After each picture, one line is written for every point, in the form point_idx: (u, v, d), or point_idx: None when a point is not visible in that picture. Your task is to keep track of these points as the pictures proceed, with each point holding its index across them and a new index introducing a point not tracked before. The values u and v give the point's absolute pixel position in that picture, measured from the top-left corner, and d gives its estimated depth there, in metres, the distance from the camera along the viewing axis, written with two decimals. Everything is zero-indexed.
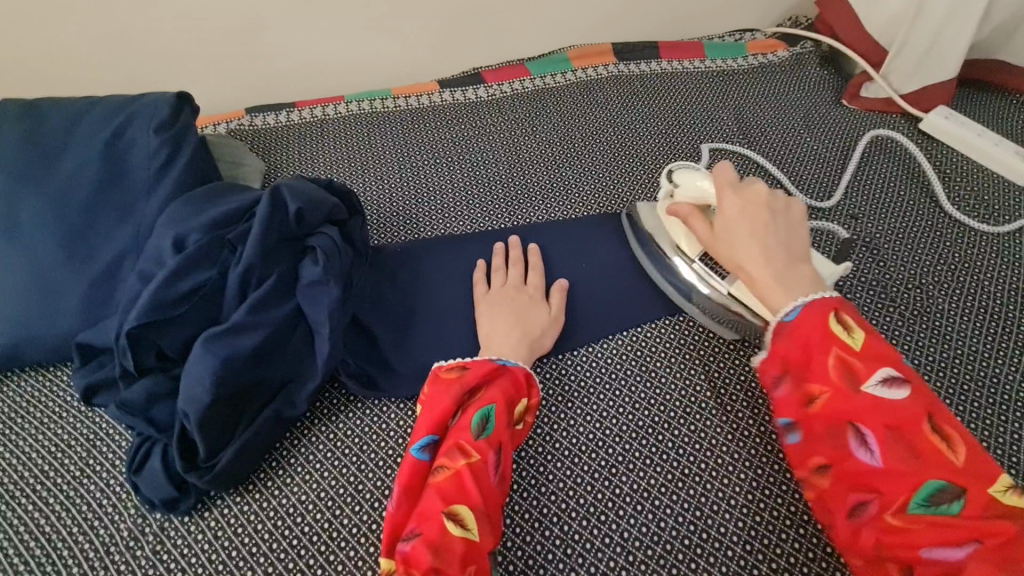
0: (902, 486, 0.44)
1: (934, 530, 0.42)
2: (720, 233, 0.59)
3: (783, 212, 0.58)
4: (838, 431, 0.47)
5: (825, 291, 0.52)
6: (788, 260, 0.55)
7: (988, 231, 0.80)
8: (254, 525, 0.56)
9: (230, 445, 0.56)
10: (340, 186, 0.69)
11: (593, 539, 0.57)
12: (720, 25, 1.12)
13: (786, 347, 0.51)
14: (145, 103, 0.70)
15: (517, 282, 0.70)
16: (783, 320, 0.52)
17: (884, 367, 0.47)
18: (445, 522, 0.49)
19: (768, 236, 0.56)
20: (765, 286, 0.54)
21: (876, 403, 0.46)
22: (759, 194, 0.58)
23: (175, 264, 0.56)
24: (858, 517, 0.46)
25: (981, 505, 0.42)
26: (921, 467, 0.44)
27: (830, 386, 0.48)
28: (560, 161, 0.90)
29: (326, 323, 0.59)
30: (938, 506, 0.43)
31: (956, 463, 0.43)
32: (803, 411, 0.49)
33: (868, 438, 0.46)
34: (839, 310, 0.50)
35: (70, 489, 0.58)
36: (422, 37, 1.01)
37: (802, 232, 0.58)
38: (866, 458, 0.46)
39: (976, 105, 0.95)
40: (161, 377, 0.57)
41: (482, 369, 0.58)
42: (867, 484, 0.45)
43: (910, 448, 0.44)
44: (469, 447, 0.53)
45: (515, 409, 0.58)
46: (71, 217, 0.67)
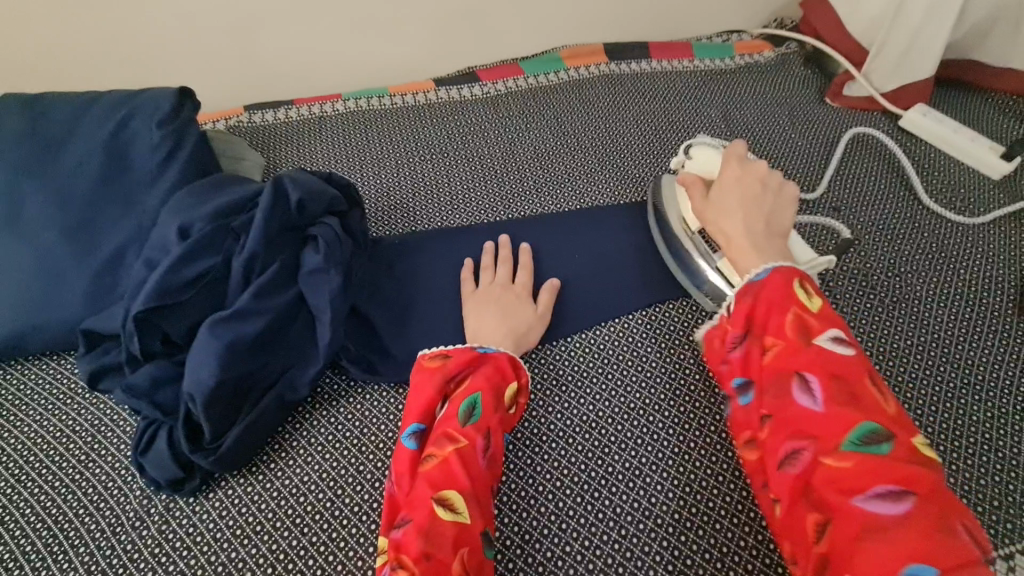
0: (837, 429, 0.45)
1: (864, 469, 0.43)
2: (712, 202, 0.64)
3: (775, 191, 0.63)
4: (784, 381, 0.49)
5: (789, 262, 0.56)
6: (767, 234, 0.60)
7: (963, 222, 0.83)
8: (257, 505, 0.58)
9: (235, 427, 0.57)
10: (339, 178, 0.71)
11: (588, 514, 0.59)
12: (707, 26, 1.16)
13: (750, 303, 0.54)
14: (148, 97, 0.72)
15: (505, 280, 0.71)
16: (750, 280, 0.55)
17: (833, 327, 0.50)
18: (436, 507, 0.50)
19: (756, 209, 0.61)
20: (739, 250, 0.59)
21: (821, 355, 0.48)
22: (756, 172, 0.64)
23: (180, 251, 0.58)
24: (793, 466, 0.46)
25: (905, 450, 0.43)
26: (858, 412, 0.45)
27: (783, 338, 0.50)
28: (553, 157, 0.92)
29: (328, 309, 0.61)
30: (866, 447, 0.44)
31: (887, 411, 0.45)
32: (756, 364, 0.52)
33: (812, 386, 0.47)
34: (803, 278, 0.53)
35: (75, 473, 0.60)
36: (417, 36, 1.03)
37: (790, 213, 0.63)
38: (807, 404, 0.47)
39: (953, 103, 0.99)
40: (166, 361, 0.58)
41: (463, 357, 0.60)
42: (803, 431, 0.46)
43: (851, 395, 0.46)
44: (457, 434, 0.55)
45: (503, 395, 0.60)
46: (75, 208, 0.68)
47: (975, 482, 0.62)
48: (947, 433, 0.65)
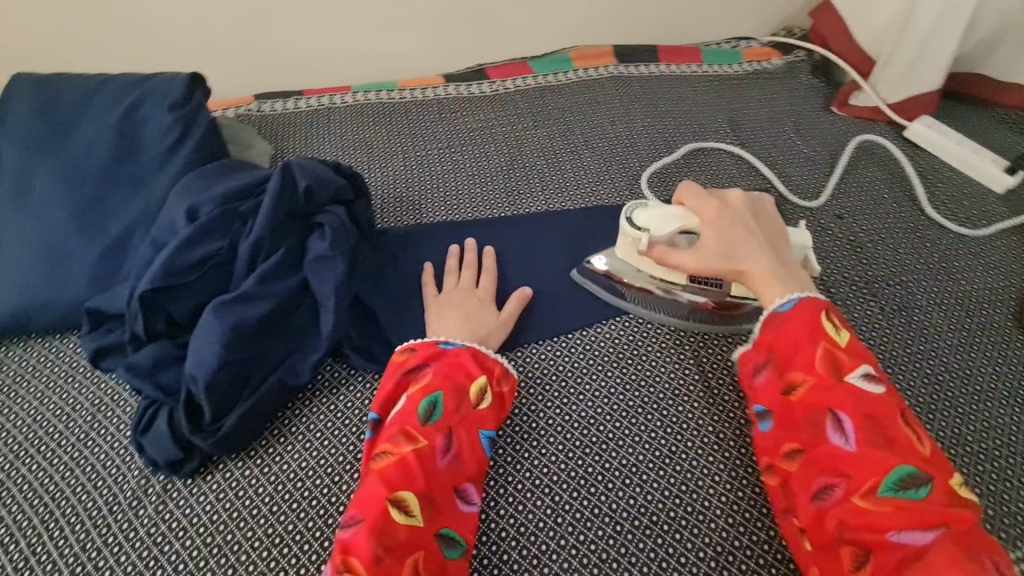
0: (873, 470, 0.47)
1: (901, 512, 0.45)
2: (711, 247, 0.60)
3: (761, 211, 0.64)
4: (817, 417, 0.51)
5: (811, 292, 0.58)
6: (783, 261, 0.60)
7: (966, 234, 0.84)
8: (255, 489, 0.58)
9: (235, 410, 0.58)
10: (346, 168, 0.71)
11: (584, 509, 0.59)
12: (716, 32, 1.16)
13: (775, 338, 0.56)
14: (160, 81, 0.72)
15: (469, 284, 0.71)
16: (775, 311, 0.57)
17: (864, 362, 0.52)
18: (386, 507, 0.50)
19: (760, 236, 0.61)
20: (766, 284, 0.59)
21: (854, 393, 0.50)
22: (737, 202, 0.63)
23: (188, 233, 0.58)
24: (824, 500, 0.49)
25: (941, 494, 0.45)
26: (893, 455, 0.47)
27: (812, 374, 0.52)
28: (559, 156, 0.93)
29: (332, 296, 0.61)
30: (903, 490, 0.46)
31: (922, 453, 0.48)
32: (784, 397, 0.54)
33: (844, 424, 0.50)
34: (828, 310, 0.56)
35: (75, 451, 0.60)
36: (427, 32, 1.03)
37: (779, 221, 0.65)
38: (840, 442, 0.49)
39: (959, 116, 1.00)
40: (169, 342, 0.59)
41: (427, 352, 0.61)
42: (839, 468, 0.48)
43: (882, 434, 0.48)
44: (415, 432, 0.54)
45: (469, 391, 0.59)
46: (84, 189, 0.68)
47: (971, 490, 0.62)
48: (944, 441, 0.65)
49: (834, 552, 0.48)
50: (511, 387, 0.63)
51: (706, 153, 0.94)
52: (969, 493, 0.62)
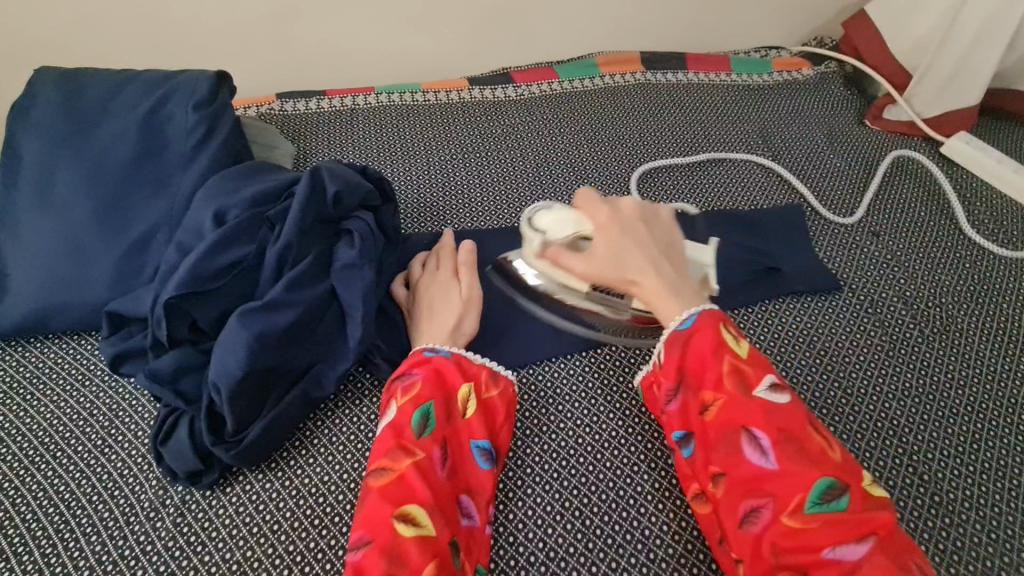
0: (797, 487, 0.47)
1: (828, 528, 0.45)
2: (601, 255, 0.60)
3: (656, 221, 0.64)
4: (735, 438, 0.50)
5: (706, 305, 0.58)
6: (675, 273, 0.61)
7: (1006, 254, 0.81)
8: (275, 504, 0.56)
9: (259, 421, 0.56)
10: (375, 172, 0.69)
11: (616, 536, 0.56)
12: (745, 40, 1.14)
13: (684, 358, 0.55)
14: (187, 79, 0.71)
15: (433, 270, 0.68)
16: (678, 329, 0.56)
17: (767, 374, 0.52)
18: (394, 525, 0.48)
19: (651, 248, 0.61)
20: (659, 298, 0.59)
21: (766, 407, 0.50)
22: (629, 211, 0.63)
23: (215, 238, 0.56)
24: (753, 524, 0.47)
25: (858, 499, 0.46)
26: (812, 468, 0.47)
27: (723, 393, 0.52)
28: (586, 163, 0.91)
29: (360, 306, 0.59)
30: (828, 502, 0.46)
31: (834, 459, 0.48)
32: (700, 420, 0.53)
33: (761, 442, 0.49)
34: (723, 321, 0.56)
35: (90, 458, 0.58)
36: (453, 34, 1.02)
37: (676, 234, 0.65)
38: (759, 461, 0.49)
39: (996, 132, 0.97)
40: (193, 349, 0.57)
41: (412, 360, 0.59)
42: (764, 488, 0.48)
43: (798, 447, 0.48)
44: (412, 446, 0.53)
45: (454, 400, 0.57)
46: (107, 187, 0.67)
47: (1018, 526, 0.59)
48: (989, 473, 0.63)
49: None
50: (500, 391, 0.60)
51: (737, 163, 0.91)
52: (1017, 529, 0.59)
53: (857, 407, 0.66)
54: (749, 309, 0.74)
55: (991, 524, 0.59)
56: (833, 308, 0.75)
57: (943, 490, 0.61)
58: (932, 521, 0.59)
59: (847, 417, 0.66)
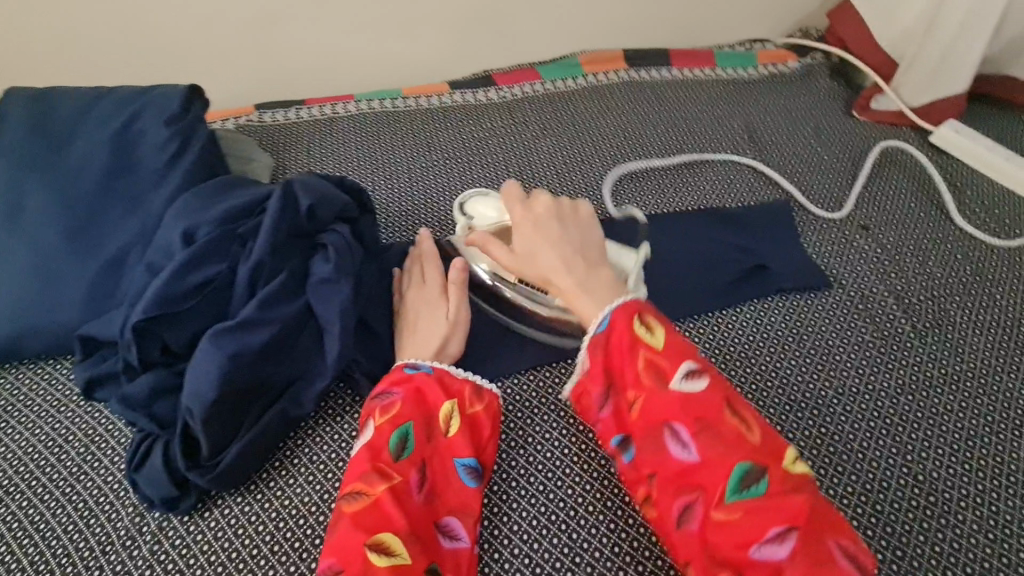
0: (717, 477, 0.46)
1: (748, 517, 0.44)
2: (519, 254, 0.59)
3: (572, 218, 0.60)
4: (658, 435, 0.49)
5: (625, 295, 0.55)
6: (588, 267, 0.57)
7: (998, 244, 0.80)
8: (255, 527, 0.55)
9: (235, 444, 0.55)
10: (351, 183, 0.68)
11: (604, 548, 0.55)
12: (729, 34, 1.13)
13: (605, 356, 0.53)
14: (157, 94, 0.70)
15: (418, 284, 0.67)
16: (596, 331, 0.53)
17: (683, 361, 0.50)
18: (368, 554, 0.46)
19: (563, 245, 0.58)
20: (572, 297, 0.56)
21: (682, 399, 0.48)
22: (543, 207, 0.60)
23: (184, 257, 0.55)
24: (688, 521, 0.47)
25: (778, 480, 0.45)
26: (729, 456, 0.46)
27: (642, 389, 0.50)
28: (570, 165, 0.89)
29: (337, 321, 0.58)
30: (748, 489, 0.45)
31: (752, 442, 0.47)
32: (628, 419, 0.51)
33: (681, 435, 0.48)
34: (642, 311, 0.53)
35: (66, 486, 0.57)
36: (432, 38, 1.01)
37: (597, 231, 0.61)
38: (681, 456, 0.47)
39: (986, 119, 0.96)
40: (166, 371, 0.56)
41: (389, 379, 0.57)
42: (690, 483, 0.47)
43: (716, 436, 0.47)
44: (389, 470, 0.51)
45: (436, 419, 0.56)
46: (77, 208, 0.66)
47: (1017, 524, 0.58)
48: (986, 470, 0.61)
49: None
50: (485, 406, 0.58)
51: (724, 160, 0.90)
52: (1016, 528, 0.58)
53: (849, 406, 0.65)
54: (737, 309, 0.72)
55: (988, 523, 0.58)
56: (822, 305, 0.73)
57: (939, 490, 0.60)
58: (928, 522, 0.58)
59: (838, 417, 0.64)
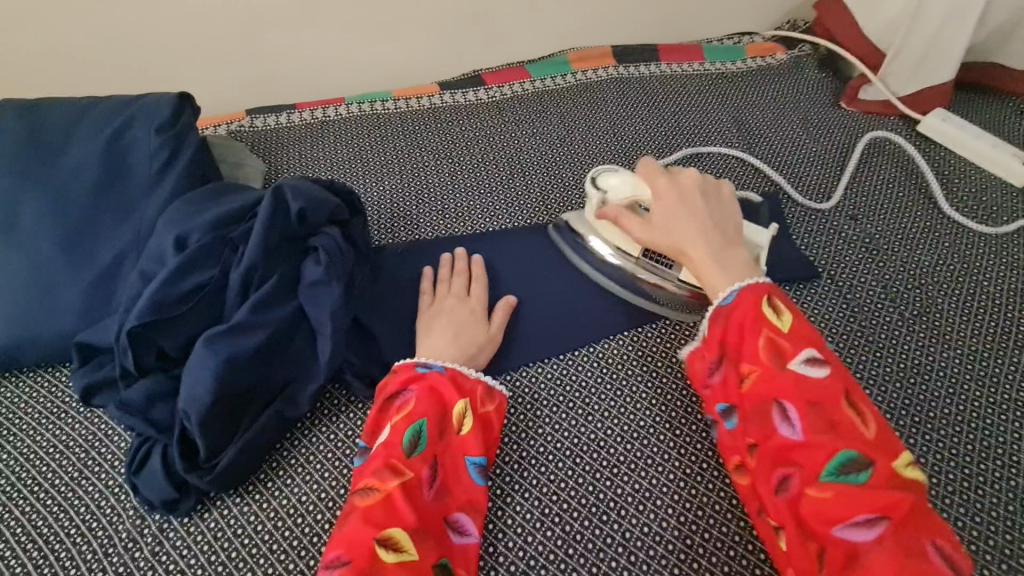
0: (819, 458, 0.46)
1: (842, 498, 0.44)
2: (656, 223, 0.63)
3: (716, 194, 0.64)
4: (765, 409, 0.49)
5: (760, 277, 0.57)
6: (724, 242, 0.60)
7: (986, 231, 0.80)
8: (253, 527, 0.56)
9: (231, 445, 0.55)
10: (341, 186, 0.69)
11: (596, 539, 0.56)
12: (718, 28, 1.13)
13: (722, 330, 0.55)
14: (148, 103, 0.70)
15: (460, 293, 0.69)
16: (722, 304, 0.56)
17: (808, 347, 0.50)
18: (376, 549, 0.47)
19: (704, 218, 0.61)
20: (704, 267, 0.59)
21: (798, 379, 0.49)
22: (687, 182, 0.64)
23: (176, 263, 0.56)
24: (782, 492, 0.47)
25: (884, 475, 0.44)
26: (838, 442, 0.46)
27: (758, 365, 0.51)
28: (560, 162, 0.90)
29: (329, 323, 0.59)
30: (847, 475, 0.45)
31: (867, 436, 0.46)
32: (736, 391, 0.53)
33: (790, 414, 0.48)
34: (770, 294, 0.55)
35: (68, 490, 0.58)
36: (422, 40, 1.01)
37: (734, 208, 0.65)
38: (787, 432, 0.48)
39: (974, 107, 0.96)
40: (162, 376, 0.56)
41: (404, 377, 0.58)
42: (789, 458, 0.47)
43: (827, 421, 0.47)
44: (401, 465, 0.52)
45: (448, 416, 0.57)
46: (71, 217, 0.66)
47: (1002, 507, 0.59)
48: (973, 454, 0.62)
49: (795, 548, 0.46)
50: (495, 405, 0.60)
51: (713, 154, 0.91)
52: (1002, 510, 0.59)
53: None
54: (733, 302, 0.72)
55: (974, 506, 0.59)
56: (811, 296, 0.74)
57: (927, 476, 0.61)
58: None
59: None
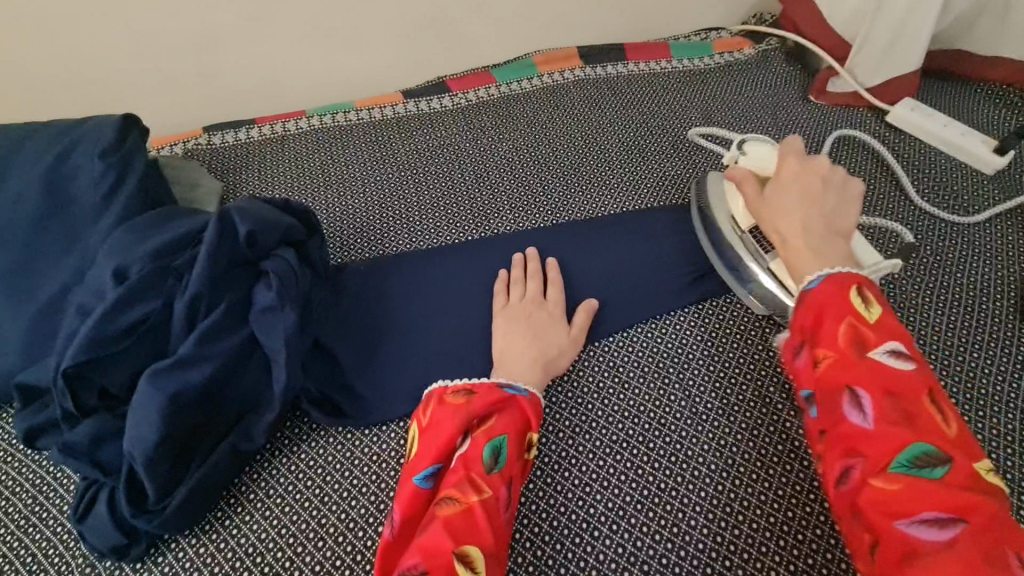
0: (886, 449, 0.41)
1: (914, 494, 0.39)
2: (765, 197, 0.58)
3: (839, 186, 0.57)
4: (834, 394, 0.44)
5: (853, 269, 0.50)
6: (827, 234, 0.54)
7: (958, 221, 0.79)
8: (211, 569, 0.53)
9: (182, 486, 0.53)
10: (296, 205, 0.66)
11: (569, 563, 0.55)
12: (684, 25, 1.12)
13: (803, 312, 0.49)
14: (88, 127, 0.67)
15: (537, 295, 0.67)
16: (807, 289, 0.49)
17: (893, 339, 0.45)
18: (455, 563, 0.45)
19: (814, 203, 0.55)
20: (800, 252, 0.53)
21: (878, 368, 0.44)
22: (817, 167, 0.58)
23: (115, 297, 0.53)
24: (840, 483, 0.43)
25: (964, 476, 0.39)
26: (914, 436, 0.41)
27: (836, 350, 0.45)
28: (528, 167, 0.88)
29: (283, 350, 0.56)
30: (920, 470, 0.40)
31: (949, 434, 0.41)
32: (806, 376, 0.47)
33: (864, 401, 0.43)
34: (861, 284, 0.48)
35: (13, 540, 0.55)
36: (382, 49, 0.99)
37: (853, 211, 0.56)
38: (858, 420, 0.43)
39: (942, 95, 0.95)
40: (107, 416, 0.54)
41: (490, 397, 0.54)
42: (856, 448, 0.42)
43: (905, 414, 0.42)
44: (482, 481, 0.50)
45: (527, 437, 0.55)
46: (11, 251, 0.63)
47: None
48: None
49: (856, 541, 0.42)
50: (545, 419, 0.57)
51: (684, 153, 0.89)
52: None
53: None
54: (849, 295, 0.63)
55: None
56: None
57: None
58: None
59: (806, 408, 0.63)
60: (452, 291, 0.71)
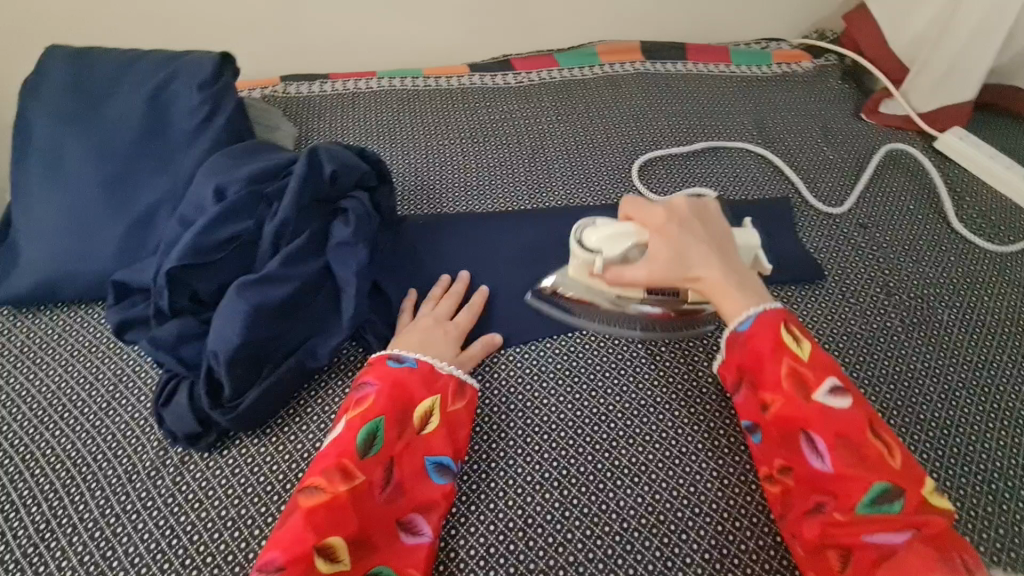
0: (850, 487, 0.47)
1: (875, 524, 0.46)
2: (666, 258, 0.57)
3: (709, 217, 0.61)
4: (793, 437, 0.51)
5: (771, 303, 0.56)
6: (735, 267, 0.58)
7: (993, 249, 0.82)
8: (269, 466, 0.59)
9: (254, 388, 0.58)
10: (371, 154, 0.71)
11: (591, 504, 0.58)
12: (746, 33, 1.15)
13: (742, 357, 0.55)
14: (191, 59, 0.73)
15: (444, 314, 0.67)
16: (738, 331, 0.55)
17: (829, 376, 0.51)
18: (315, 556, 0.47)
19: (712, 243, 0.58)
20: (722, 293, 0.56)
21: (823, 411, 0.50)
22: (682, 210, 0.60)
23: (214, 212, 0.59)
24: (816, 516, 0.49)
25: (914, 502, 0.46)
26: (867, 471, 0.48)
27: (782, 393, 0.51)
28: (582, 149, 0.92)
29: (353, 281, 0.62)
30: (881, 506, 0.46)
31: (893, 466, 0.48)
32: (761, 415, 0.53)
33: (818, 444, 0.49)
34: (787, 321, 0.54)
35: (96, 419, 0.61)
36: (454, 21, 1.03)
37: (724, 225, 0.62)
38: (816, 462, 0.49)
39: (991, 128, 0.97)
40: (192, 319, 0.60)
41: (372, 373, 0.58)
42: (822, 487, 0.49)
43: (855, 452, 0.48)
44: (353, 468, 0.52)
45: (411, 414, 0.57)
46: (113, 163, 0.70)
47: (982, 509, 0.61)
48: (959, 460, 0.64)
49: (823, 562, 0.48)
50: (465, 402, 0.61)
51: (734, 154, 0.93)
52: (979, 509, 0.61)
53: None
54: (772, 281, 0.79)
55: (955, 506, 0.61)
56: (814, 297, 0.76)
57: None
58: None
59: None
60: (504, 253, 0.76)
